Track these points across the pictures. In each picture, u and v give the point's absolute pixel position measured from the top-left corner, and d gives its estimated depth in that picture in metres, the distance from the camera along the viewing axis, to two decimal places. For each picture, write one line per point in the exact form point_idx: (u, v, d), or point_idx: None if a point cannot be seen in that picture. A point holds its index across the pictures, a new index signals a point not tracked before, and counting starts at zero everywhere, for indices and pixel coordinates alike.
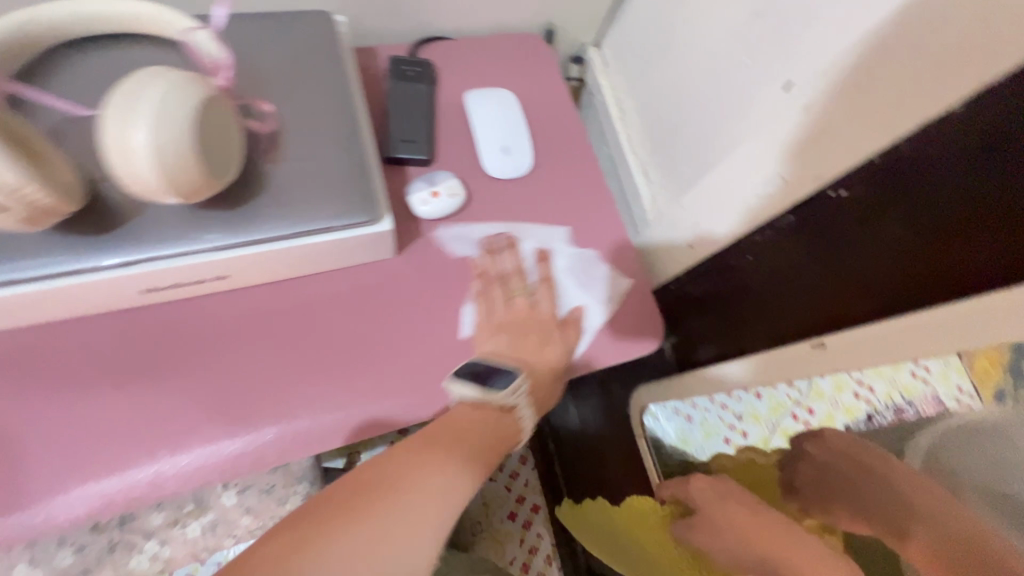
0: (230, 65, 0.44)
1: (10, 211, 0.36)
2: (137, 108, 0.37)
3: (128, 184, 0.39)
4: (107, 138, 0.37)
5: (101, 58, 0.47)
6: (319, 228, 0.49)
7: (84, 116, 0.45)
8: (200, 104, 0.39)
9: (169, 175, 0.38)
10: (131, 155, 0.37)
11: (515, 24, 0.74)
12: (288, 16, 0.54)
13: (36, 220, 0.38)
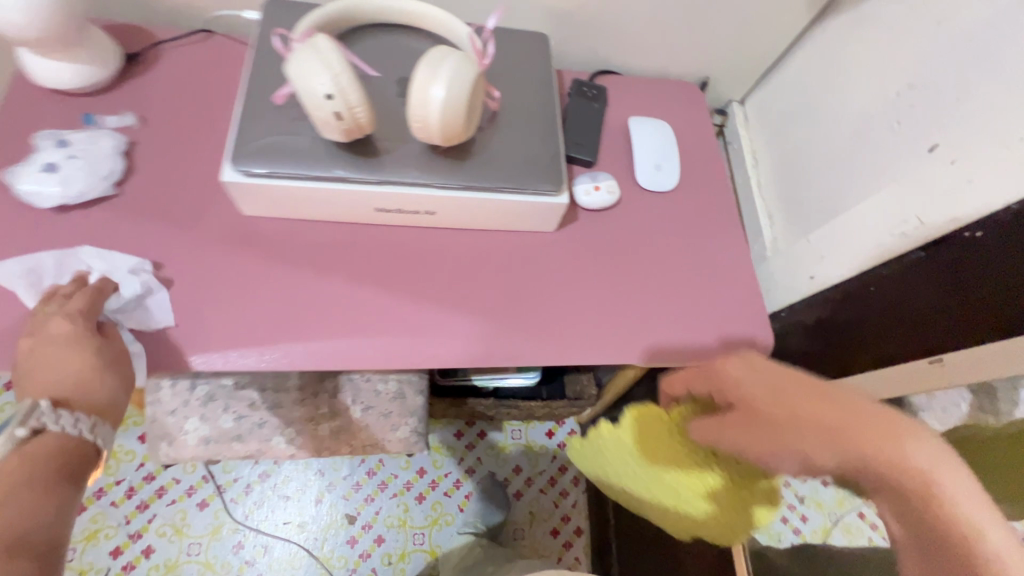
0: (490, 55, 0.58)
1: (343, 122, 0.50)
2: (440, 70, 0.51)
3: (413, 122, 0.54)
4: (415, 87, 0.52)
5: (388, 41, 0.64)
6: (515, 189, 0.62)
7: (374, 75, 0.61)
8: (475, 77, 0.54)
9: (447, 119, 0.53)
10: (428, 101, 0.52)
11: (678, 72, 0.87)
12: (518, 33, 0.69)
13: (349, 134, 0.52)
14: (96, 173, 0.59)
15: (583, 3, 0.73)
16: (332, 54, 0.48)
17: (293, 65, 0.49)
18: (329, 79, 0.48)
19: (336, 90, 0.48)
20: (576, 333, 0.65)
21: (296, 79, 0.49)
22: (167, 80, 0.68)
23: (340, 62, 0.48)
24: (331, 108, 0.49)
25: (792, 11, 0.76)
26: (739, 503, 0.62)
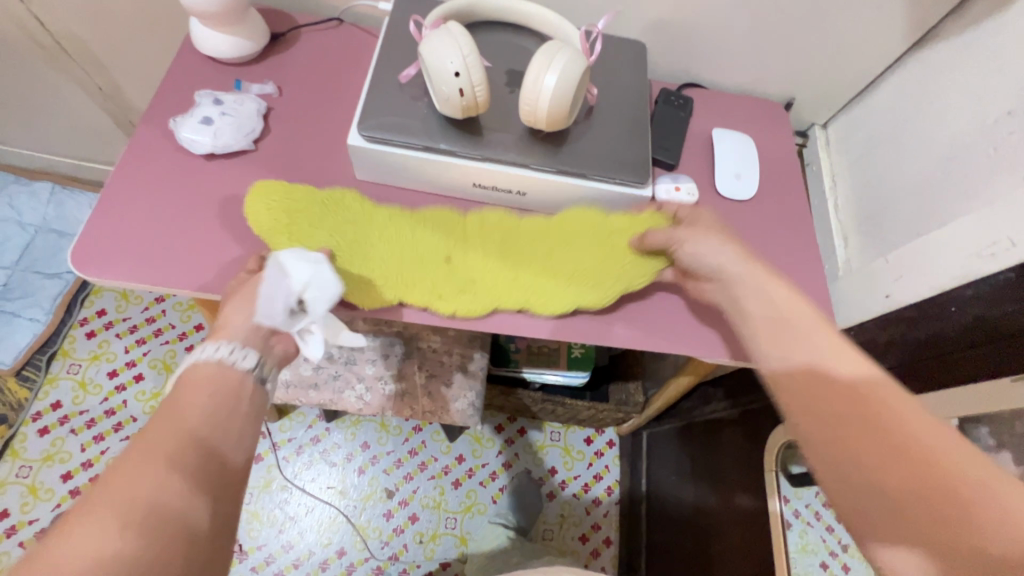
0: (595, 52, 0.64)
1: (463, 99, 0.56)
2: (555, 62, 0.57)
3: (522, 107, 0.59)
4: (530, 74, 0.57)
5: (501, 37, 0.72)
6: (604, 178, 0.67)
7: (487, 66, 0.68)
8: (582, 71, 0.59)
9: (555, 105, 0.58)
10: (540, 87, 0.57)
11: (763, 90, 0.90)
12: (617, 39, 0.75)
13: (467, 112, 0.58)
14: (240, 129, 0.67)
15: (680, 17, 0.78)
16: (464, 41, 0.55)
17: (428, 44, 0.55)
18: (459, 59, 0.54)
19: (464, 69, 0.54)
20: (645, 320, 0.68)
21: (429, 58, 0.55)
22: (302, 57, 0.77)
23: (470, 46, 0.55)
24: (456, 85, 0.55)
25: (886, 38, 0.77)
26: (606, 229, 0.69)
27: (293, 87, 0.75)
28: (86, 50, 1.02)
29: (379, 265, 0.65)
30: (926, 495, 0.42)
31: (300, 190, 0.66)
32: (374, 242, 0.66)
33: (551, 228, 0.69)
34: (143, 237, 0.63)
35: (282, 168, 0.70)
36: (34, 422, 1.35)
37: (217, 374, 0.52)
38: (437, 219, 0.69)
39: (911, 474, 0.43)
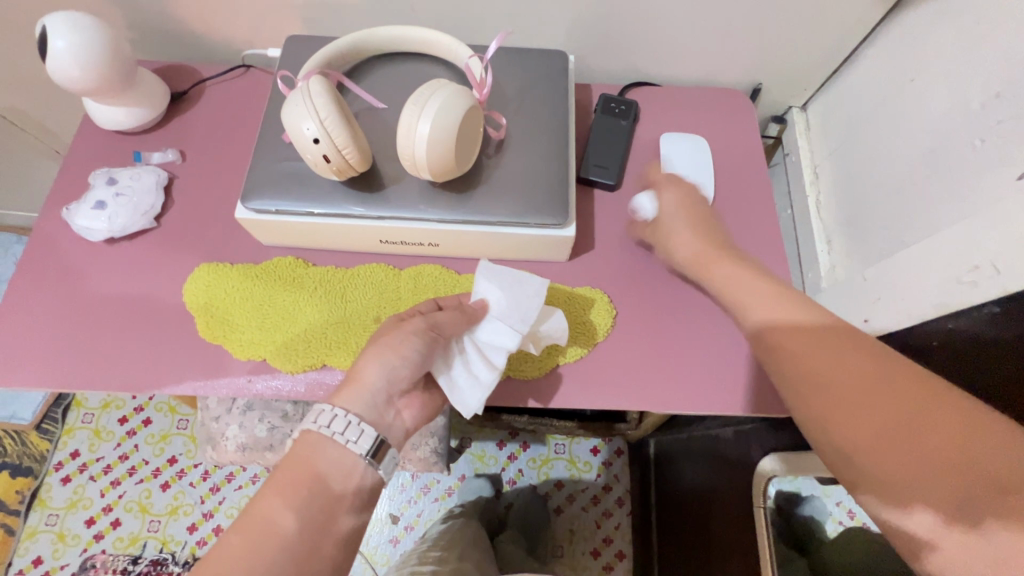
0: (489, 84, 0.56)
1: (332, 165, 0.51)
2: (427, 108, 0.50)
3: (403, 161, 0.53)
4: (400, 124, 0.51)
5: (400, 69, 0.65)
6: (519, 222, 0.59)
7: (381, 107, 0.62)
8: (467, 111, 0.52)
9: (432, 156, 0.51)
10: (414, 139, 0.50)
11: (723, 79, 0.79)
12: (532, 52, 0.66)
13: (342, 174, 0.53)
14: (136, 208, 0.64)
15: (606, 15, 0.69)
16: (321, 102, 0.49)
17: (286, 109, 0.51)
18: (315, 124, 0.49)
19: (322, 134, 0.49)
20: (583, 372, 0.61)
21: (288, 124, 0.51)
22: (205, 114, 0.73)
23: (327, 107, 0.49)
24: (319, 151, 0.50)
25: (852, 7, 0.65)
26: (556, 302, 0.64)
27: (194, 149, 0.71)
28: (31, 118, 1.01)
29: (288, 346, 0.61)
30: (901, 441, 0.38)
31: (224, 282, 0.62)
32: (276, 311, 0.62)
33: None
34: (48, 334, 0.61)
35: (183, 241, 0.66)
36: (56, 472, 1.41)
37: (331, 462, 0.47)
38: (348, 285, 0.63)
39: (892, 426, 0.39)
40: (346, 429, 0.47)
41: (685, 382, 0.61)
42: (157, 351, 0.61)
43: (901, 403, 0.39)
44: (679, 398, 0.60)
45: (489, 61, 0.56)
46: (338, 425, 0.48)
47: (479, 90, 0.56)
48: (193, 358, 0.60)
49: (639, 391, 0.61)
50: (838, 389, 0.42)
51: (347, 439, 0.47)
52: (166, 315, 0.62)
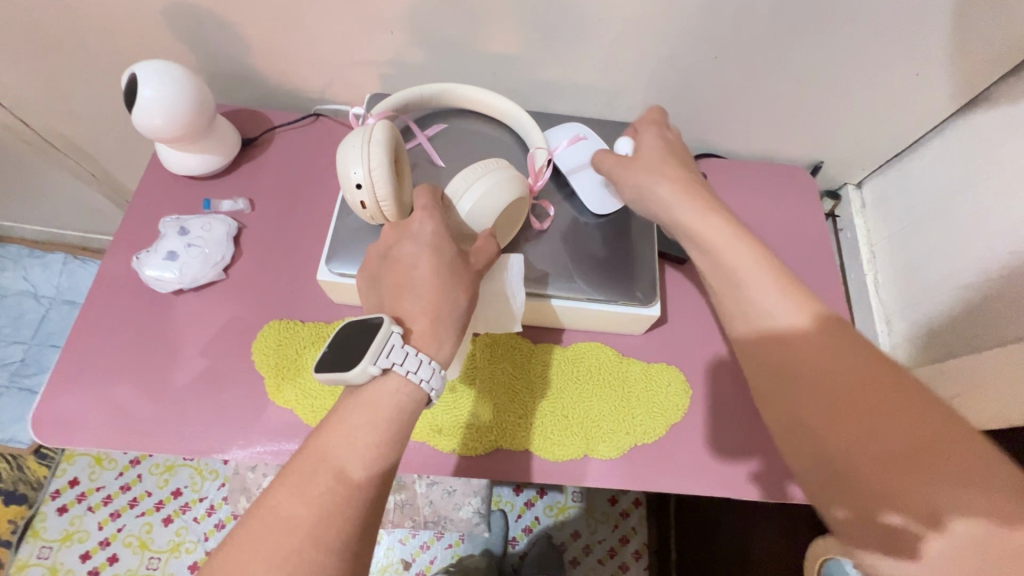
0: (546, 175, 0.58)
1: (367, 211, 0.51)
2: (476, 185, 0.50)
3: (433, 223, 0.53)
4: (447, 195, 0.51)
5: (469, 128, 0.66)
6: (605, 300, 0.59)
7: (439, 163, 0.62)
8: (512, 198, 0.52)
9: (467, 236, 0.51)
10: (453, 209, 0.50)
11: (786, 156, 0.81)
12: (617, 127, 0.68)
13: (374, 220, 0.53)
14: (209, 259, 0.63)
15: (683, 93, 0.71)
16: (379, 164, 0.49)
17: (343, 146, 0.51)
18: (363, 171, 0.49)
19: (366, 182, 0.49)
20: (659, 451, 0.60)
21: (337, 160, 0.50)
22: (275, 162, 0.72)
23: (381, 159, 0.49)
24: (358, 197, 0.50)
25: (924, 105, 0.68)
26: (635, 383, 0.63)
27: (264, 198, 0.70)
28: (75, 144, 0.99)
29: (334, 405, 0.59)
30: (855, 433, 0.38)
31: (296, 342, 0.61)
32: None
33: (559, 370, 0.62)
34: (111, 388, 0.59)
35: (252, 295, 0.64)
36: (52, 501, 1.35)
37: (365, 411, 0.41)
38: None
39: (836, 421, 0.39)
40: (425, 368, 0.42)
41: (761, 468, 0.61)
42: (223, 410, 0.59)
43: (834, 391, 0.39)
44: (755, 485, 0.60)
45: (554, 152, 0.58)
46: (395, 355, 0.42)
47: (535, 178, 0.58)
48: (262, 421, 0.58)
49: (717, 475, 0.60)
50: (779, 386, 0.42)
51: (424, 381, 0.42)
52: (233, 372, 0.60)
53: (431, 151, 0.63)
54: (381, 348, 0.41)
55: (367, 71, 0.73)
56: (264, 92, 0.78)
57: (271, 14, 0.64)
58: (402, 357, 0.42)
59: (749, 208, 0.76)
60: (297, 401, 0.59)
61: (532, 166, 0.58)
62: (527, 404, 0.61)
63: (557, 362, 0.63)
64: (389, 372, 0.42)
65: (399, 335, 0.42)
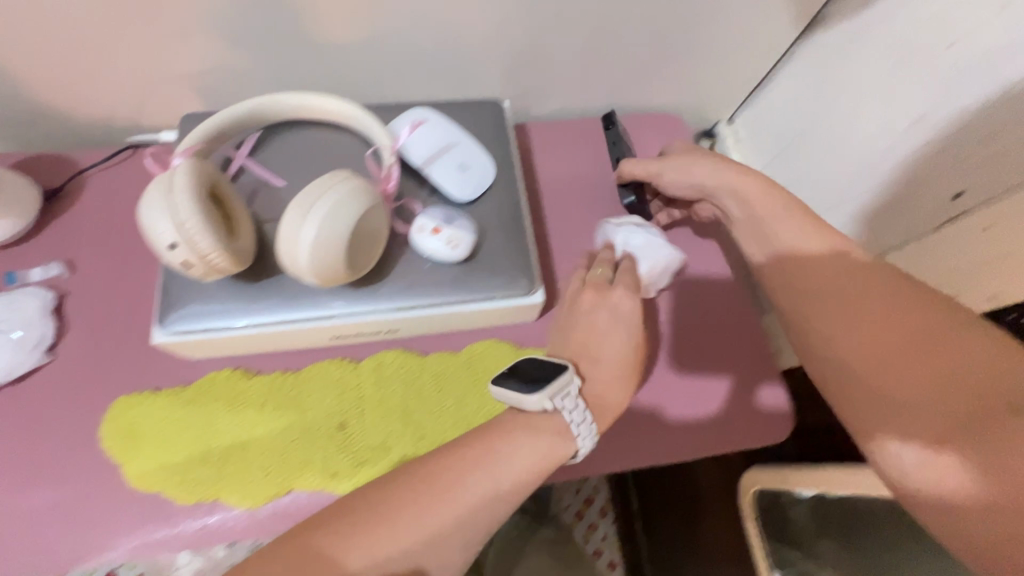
0: (396, 174, 0.51)
1: (194, 269, 0.44)
2: (313, 210, 0.44)
3: (284, 266, 0.46)
4: (280, 240, 0.44)
5: (303, 137, 0.58)
6: (485, 298, 0.55)
7: (275, 184, 0.55)
8: (364, 212, 0.46)
9: (325, 276, 0.45)
10: (296, 245, 0.44)
11: (656, 105, 0.79)
12: (469, 105, 0.63)
13: (209, 276, 0.45)
14: (24, 344, 0.54)
15: (536, 59, 0.66)
16: (190, 216, 0.42)
17: (141, 204, 0.43)
18: (172, 229, 0.41)
19: (180, 239, 0.41)
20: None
21: (141, 224, 0.42)
22: (90, 210, 0.62)
23: (190, 207, 0.42)
24: (177, 257, 0.42)
25: (771, 32, 0.67)
26: None
27: (85, 254, 0.60)
28: None
29: (207, 476, 0.52)
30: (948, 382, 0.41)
31: (151, 415, 0.54)
32: (201, 437, 0.54)
33: (455, 377, 0.58)
34: None
35: (90, 371, 0.55)
36: None
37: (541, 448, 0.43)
38: (301, 391, 0.56)
39: (932, 367, 0.42)
40: (587, 432, 0.45)
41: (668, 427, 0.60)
42: (76, 509, 0.51)
43: (933, 347, 0.42)
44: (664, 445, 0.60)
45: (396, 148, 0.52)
46: (570, 405, 0.45)
47: (385, 182, 0.51)
48: (125, 511, 0.51)
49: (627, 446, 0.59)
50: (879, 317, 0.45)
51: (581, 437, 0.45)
52: (81, 463, 0.52)
53: (265, 174, 0.55)
54: (565, 382, 0.45)
55: (179, 87, 0.63)
56: (65, 129, 0.66)
57: (30, 38, 0.53)
58: (572, 407, 0.45)
59: None
60: (165, 481, 0.52)
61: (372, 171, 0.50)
62: (426, 422, 0.56)
63: (452, 369, 0.59)
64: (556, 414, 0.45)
65: (576, 389, 0.46)
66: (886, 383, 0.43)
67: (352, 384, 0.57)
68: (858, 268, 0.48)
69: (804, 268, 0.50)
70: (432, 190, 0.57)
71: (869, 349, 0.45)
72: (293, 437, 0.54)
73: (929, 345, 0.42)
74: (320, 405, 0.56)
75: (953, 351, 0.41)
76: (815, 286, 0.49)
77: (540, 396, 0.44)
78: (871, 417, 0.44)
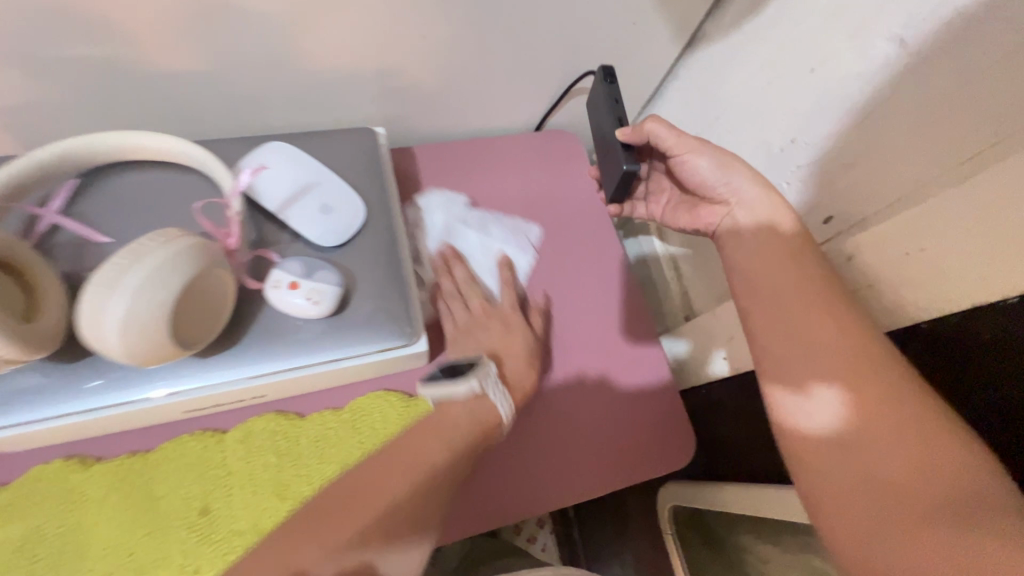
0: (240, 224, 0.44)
1: None
2: (123, 282, 0.37)
3: (96, 348, 0.39)
4: (83, 314, 0.37)
5: (137, 181, 0.50)
6: (358, 351, 0.50)
7: (101, 240, 0.47)
8: (195, 276, 0.40)
9: (143, 355, 0.39)
10: (105, 326, 0.37)
11: (548, 123, 0.77)
12: (336, 133, 0.57)
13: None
14: None
15: (412, 83, 0.61)
16: None
17: None
18: None
19: None
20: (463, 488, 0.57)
21: None
22: None
23: None
24: None
25: (650, 50, 0.67)
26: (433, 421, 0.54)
27: None
28: None
29: None
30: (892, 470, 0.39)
31: None
32: (31, 544, 0.46)
33: (338, 437, 0.53)
34: None
35: None
36: None
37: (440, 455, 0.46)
38: (154, 476, 0.49)
39: (889, 448, 0.39)
40: (508, 400, 0.52)
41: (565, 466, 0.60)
42: None
43: (910, 437, 0.39)
44: (563, 482, 0.59)
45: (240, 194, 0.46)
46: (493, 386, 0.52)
47: (226, 235, 0.44)
48: None
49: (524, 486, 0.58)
50: (839, 360, 0.43)
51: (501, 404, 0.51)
52: None
53: (85, 230, 0.47)
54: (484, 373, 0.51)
55: None
56: None
57: None
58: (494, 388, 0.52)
59: (523, 189, 0.72)
60: None
61: (208, 225, 0.43)
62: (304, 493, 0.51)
63: (333, 429, 0.53)
64: (484, 395, 0.51)
65: (494, 369, 0.53)
66: (834, 445, 0.42)
67: (215, 460, 0.50)
68: (810, 297, 0.45)
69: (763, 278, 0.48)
70: (293, 236, 0.51)
71: (811, 329, 0.45)
72: (141, 531, 0.47)
73: (905, 431, 0.39)
74: (178, 490, 0.49)
75: (923, 449, 0.38)
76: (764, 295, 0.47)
77: (469, 383, 0.50)
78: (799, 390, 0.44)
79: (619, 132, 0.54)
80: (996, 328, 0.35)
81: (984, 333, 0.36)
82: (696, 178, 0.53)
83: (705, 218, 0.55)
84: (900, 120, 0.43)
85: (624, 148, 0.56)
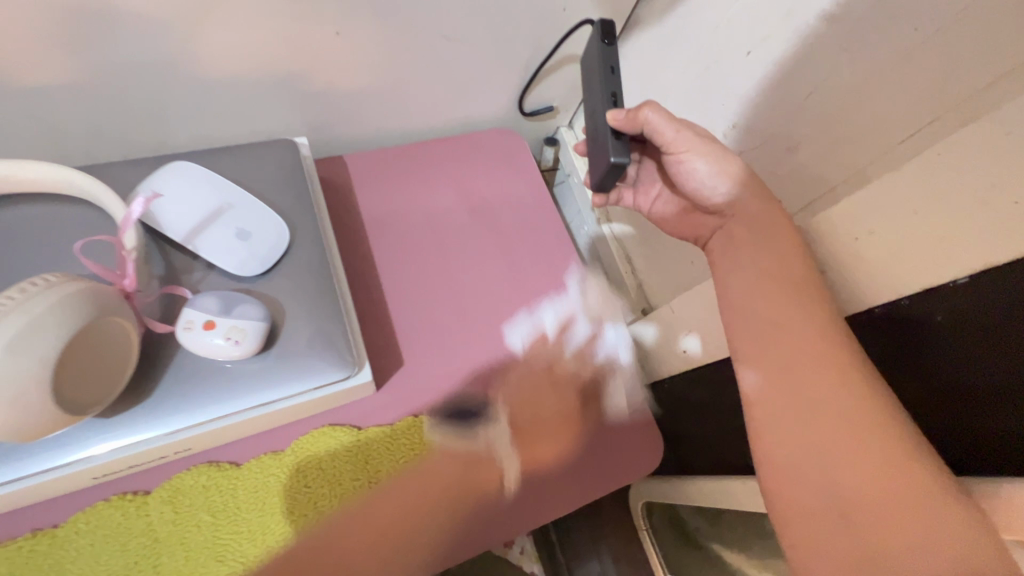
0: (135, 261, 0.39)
1: None
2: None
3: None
4: None
5: (12, 217, 0.42)
6: (288, 392, 0.44)
7: None
8: (90, 318, 0.34)
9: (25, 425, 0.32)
10: None
11: (487, 120, 0.74)
12: (253, 147, 0.52)
13: None
14: None
15: (333, 84, 0.56)
16: None
17: None
18: None
19: None
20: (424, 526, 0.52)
21: None
22: None
23: None
24: None
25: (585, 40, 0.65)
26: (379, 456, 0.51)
27: None
28: None
29: None
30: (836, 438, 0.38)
31: None
32: None
33: (279, 484, 0.49)
34: None
35: None
36: None
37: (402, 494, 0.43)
38: (67, 557, 0.43)
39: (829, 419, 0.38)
40: None
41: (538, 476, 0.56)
42: None
43: (841, 403, 0.38)
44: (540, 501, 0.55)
45: (134, 225, 0.40)
46: None
47: (120, 279, 0.38)
48: None
49: (490, 531, 0.52)
50: (782, 338, 0.42)
51: None
52: None
53: None
54: None
55: None
56: None
57: None
58: None
59: (466, 193, 0.68)
60: None
61: (92, 267, 0.37)
62: (245, 547, 0.46)
63: (273, 478, 0.49)
64: None
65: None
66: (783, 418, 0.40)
67: (139, 528, 0.45)
68: (764, 287, 0.44)
69: (727, 257, 0.48)
70: (207, 267, 0.46)
71: (778, 309, 0.43)
72: None
73: (837, 399, 0.39)
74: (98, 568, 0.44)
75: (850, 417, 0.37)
76: (722, 287, 0.47)
77: None
78: (754, 378, 0.43)
79: (611, 113, 0.46)
80: (950, 312, 0.34)
81: (940, 315, 0.35)
82: (692, 181, 0.50)
83: (696, 226, 0.53)
84: (838, 99, 0.42)
85: (614, 137, 0.47)
